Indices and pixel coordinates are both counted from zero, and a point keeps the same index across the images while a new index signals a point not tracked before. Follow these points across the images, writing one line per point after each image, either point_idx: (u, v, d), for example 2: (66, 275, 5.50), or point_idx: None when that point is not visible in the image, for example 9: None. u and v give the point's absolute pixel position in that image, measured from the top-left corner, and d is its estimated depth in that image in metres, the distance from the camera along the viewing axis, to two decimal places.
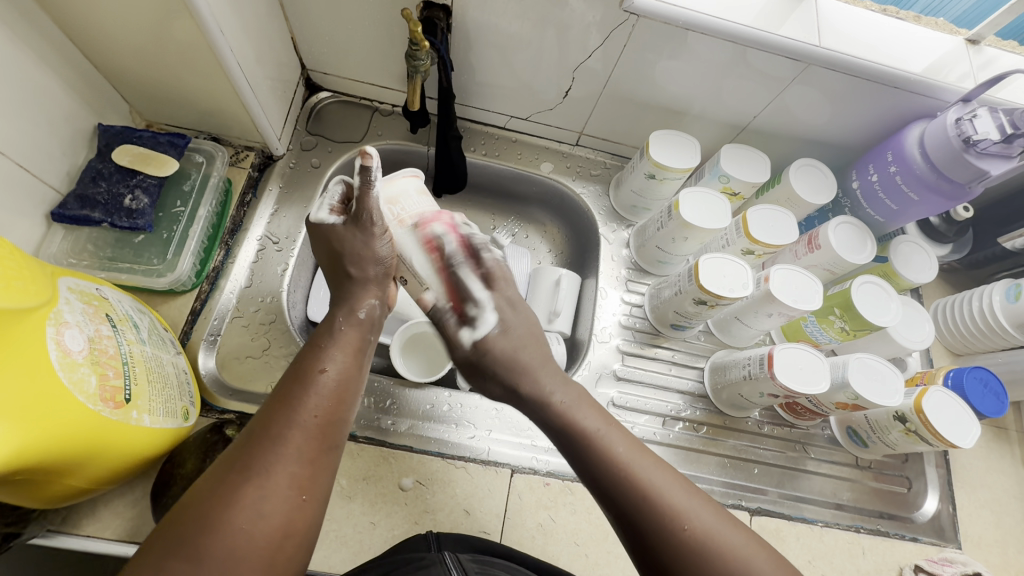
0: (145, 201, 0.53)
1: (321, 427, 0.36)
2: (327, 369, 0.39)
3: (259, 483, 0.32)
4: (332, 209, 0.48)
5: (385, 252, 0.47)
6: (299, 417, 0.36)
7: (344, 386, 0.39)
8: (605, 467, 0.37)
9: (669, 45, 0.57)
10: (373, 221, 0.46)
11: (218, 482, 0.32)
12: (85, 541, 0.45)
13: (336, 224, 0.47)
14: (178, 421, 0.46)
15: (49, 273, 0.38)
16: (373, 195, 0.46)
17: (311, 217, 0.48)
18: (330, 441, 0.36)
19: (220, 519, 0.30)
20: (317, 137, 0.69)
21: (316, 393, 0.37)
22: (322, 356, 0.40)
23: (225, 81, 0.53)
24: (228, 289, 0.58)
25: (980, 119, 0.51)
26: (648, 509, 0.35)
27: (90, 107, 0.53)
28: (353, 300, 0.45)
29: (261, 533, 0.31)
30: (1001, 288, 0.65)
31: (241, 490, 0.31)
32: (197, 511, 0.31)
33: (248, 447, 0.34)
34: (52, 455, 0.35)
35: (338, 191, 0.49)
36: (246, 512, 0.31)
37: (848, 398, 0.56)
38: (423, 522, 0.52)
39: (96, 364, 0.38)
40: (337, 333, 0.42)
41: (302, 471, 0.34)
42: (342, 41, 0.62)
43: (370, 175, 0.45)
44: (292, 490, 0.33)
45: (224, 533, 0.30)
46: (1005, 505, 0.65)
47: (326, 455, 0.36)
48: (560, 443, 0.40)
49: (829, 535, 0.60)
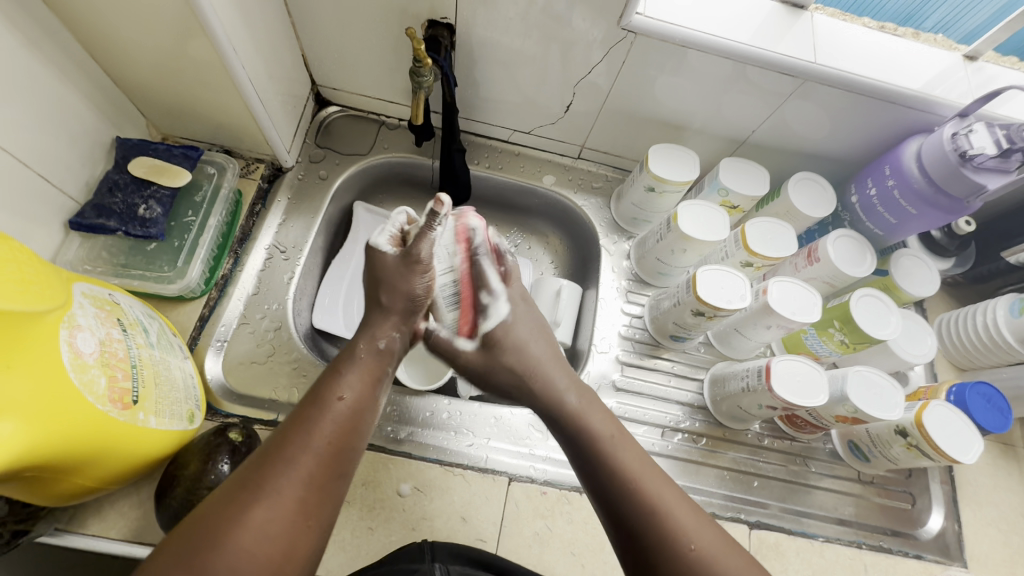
0: (158, 211, 0.54)
1: (332, 453, 0.38)
2: (344, 396, 0.41)
3: (268, 505, 0.34)
4: (390, 239, 0.50)
5: (418, 289, 0.49)
6: (310, 441, 0.38)
7: (358, 413, 0.41)
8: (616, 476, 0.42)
9: (665, 60, 0.58)
10: (419, 259, 0.48)
11: (230, 500, 0.34)
12: (90, 539, 0.46)
13: (388, 256, 0.49)
14: (184, 423, 0.47)
15: (64, 278, 0.40)
16: (429, 236, 0.48)
17: (370, 241, 0.50)
18: (339, 469, 0.38)
19: (227, 538, 0.32)
20: (325, 149, 0.71)
21: (329, 418, 0.39)
22: (340, 381, 0.42)
23: (238, 96, 0.55)
24: (235, 297, 0.60)
25: (976, 133, 0.51)
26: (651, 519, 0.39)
27: (108, 120, 0.55)
28: (374, 328, 0.47)
29: (263, 555, 0.33)
30: (1006, 303, 0.65)
31: (249, 510, 0.33)
32: (206, 526, 0.33)
33: (262, 469, 0.36)
34: (58, 454, 0.36)
35: (400, 219, 0.52)
36: (252, 532, 0.33)
37: (847, 411, 0.56)
38: (420, 528, 0.53)
39: (106, 366, 0.39)
40: (356, 358, 0.45)
41: (309, 497, 0.36)
42: (351, 57, 0.64)
43: (437, 220, 0.47)
44: (297, 515, 0.35)
45: (230, 550, 0.32)
46: (1012, 524, 0.64)
47: (334, 482, 0.38)
48: (575, 450, 0.45)
49: (830, 550, 0.59)
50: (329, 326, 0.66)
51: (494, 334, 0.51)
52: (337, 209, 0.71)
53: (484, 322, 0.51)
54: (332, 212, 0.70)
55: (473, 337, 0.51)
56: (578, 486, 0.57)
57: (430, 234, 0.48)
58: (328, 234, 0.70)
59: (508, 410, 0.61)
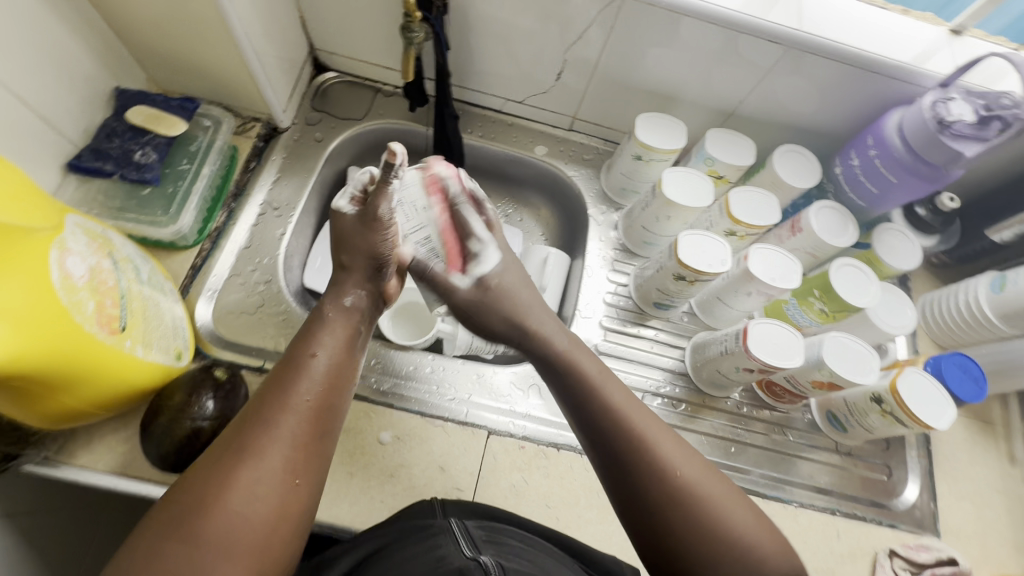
0: (154, 157, 0.56)
1: (314, 413, 0.40)
2: (318, 354, 0.43)
3: (254, 465, 0.36)
4: (352, 200, 0.48)
5: (381, 245, 0.48)
6: (291, 401, 0.39)
7: (335, 371, 0.43)
8: (609, 418, 0.43)
9: (655, 26, 0.59)
10: (378, 219, 0.47)
11: (215, 464, 0.35)
12: (77, 470, 0.48)
13: (348, 216, 0.48)
14: (171, 358, 0.49)
15: (58, 207, 0.41)
16: (390, 193, 0.45)
17: (331, 204, 0.48)
18: (322, 426, 0.40)
19: (217, 502, 0.34)
20: (321, 113, 0.72)
21: (306, 379, 0.41)
22: (313, 342, 0.44)
23: (235, 51, 0.56)
24: (227, 250, 0.61)
25: (955, 102, 0.52)
26: (642, 454, 0.41)
27: (108, 70, 0.57)
28: (340, 287, 0.48)
29: (257, 513, 0.35)
30: (987, 280, 0.66)
31: (236, 473, 0.35)
32: (195, 491, 0.34)
33: (244, 432, 0.37)
34: (45, 369, 0.37)
35: (362, 178, 0.47)
36: (242, 493, 0.35)
37: (824, 376, 0.57)
38: (400, 475, 0.54)
39: (95, 291, 0.40)
40: (326, 320, 0.46)
41: (295, 455, 0.38)
42: (347, 21, 0.66)
43: (393, 173, 0.43)
44: (285, 474, 0.37)
45: (223, 513, 0.34)
46: (988, 499, 0.65)
47: (319, 439, 0.40)
48: (563, 388, 0.46)
49: (804, 515, 0.60)
50: (319, 284, 0.68)
51: (488, 278, 0.51)
52: (331, 172, 0.73)
53: (477, 266, 0.52)
54: (326, 173, 0.71)
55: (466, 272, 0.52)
56: (555, 442, 0.58)
57: (389, 189, 0.45)
58: (321, 195, 0.71)
59: (491, 367, 0.63)
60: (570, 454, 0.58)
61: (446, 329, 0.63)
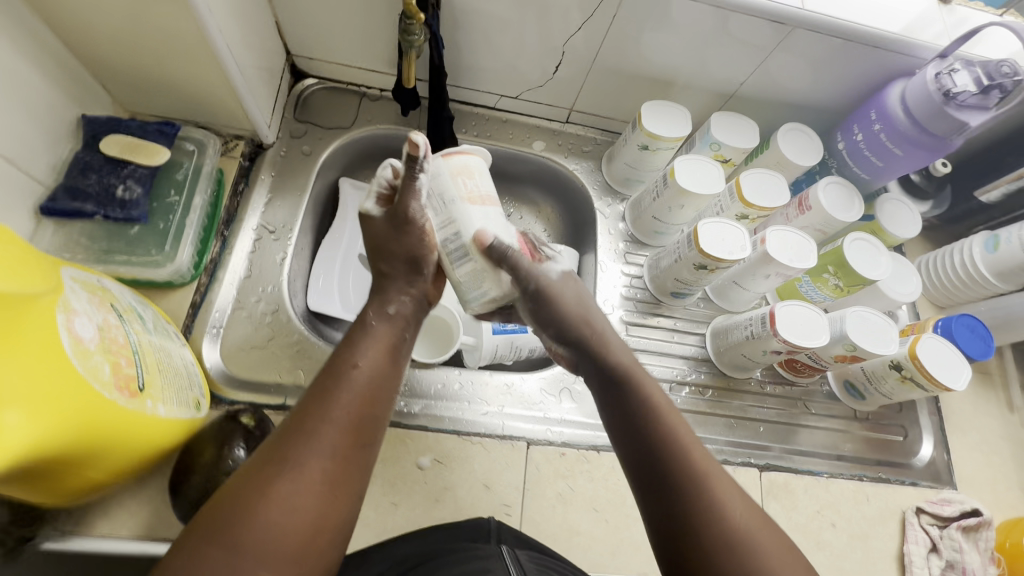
0: (138, 191, 0.51)
1: (355, 424, 0.37)
2: (360, 364, 0.39)
3: (292, 477, 0.33)
4: (379, 200, 0.48)
5: (420, 245, 0.46)
6: (331, 412, 0.36)
7: (378, 379, 0.39)
8: (666, 450, 0.38)
9: (656, 13, 0.57)
10: (410, 219, 0.45)
11: (254, 476, 0.33)
12: (100, 540, 0.44)
13: (377, 217, 0.47)
14: (192, 411, 0.45)
15: (51, 262, 0.37)
16: (419, 189, 0.44)
17: (358, 209, 0.48)
18: (364, 438, 0.37)
19: (252, 514, 0.31)
20: (306, 124, 0.68)
21: (348, 387, 0.38)
22: (356, 350, 0.40)
23: (215, 66, 0.51)
24: (227, 281, 0.57)
25: (958, 73, 0.53)
26: (700, 501, 0.36)
27: (72, 98, 0.51)
28: (384, 295, 0.45)
29: (293, 528, 0.32)
30: (980, 240, 0.69)
31: (273, 486, 0.32)
32: (231, 505, 0.32)
33: (283, 443, 0.34)
34: (68, 447, 0.34)
35: (386, 174, 0.48)
36: (278, 506, 0.32)
37: (845, 350, 0.59)
38: (445, 498, 0.52)
39: (108, 352, 0.37)
40: (369, 327, 0.42)
41: (334, 468, 0.35)
42: (328, 24, 0.61)
43: (418, 166, 0.43)
44: (323, 487, 0.34)
45: (258, 526, 0.31)
46: (994, 446, 0.69)
47: (361, 451, 0.36)
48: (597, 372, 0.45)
49: (835, 485, 0.62)
50: (326, 307, 0.64)
51: (539, 294, 0.47)
52: (323, 186, 0.68)
53: (551, 266, 0.48)
54: (318, 188, 0.67)
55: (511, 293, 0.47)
56: (595, 445, 0.58)
57: (417, 184, 0.44)
58: (316, 212, 0.67)
59: (519, 376, 0.61)
60: (610, 455, 0.57)
61: (468, 342, 0.60)
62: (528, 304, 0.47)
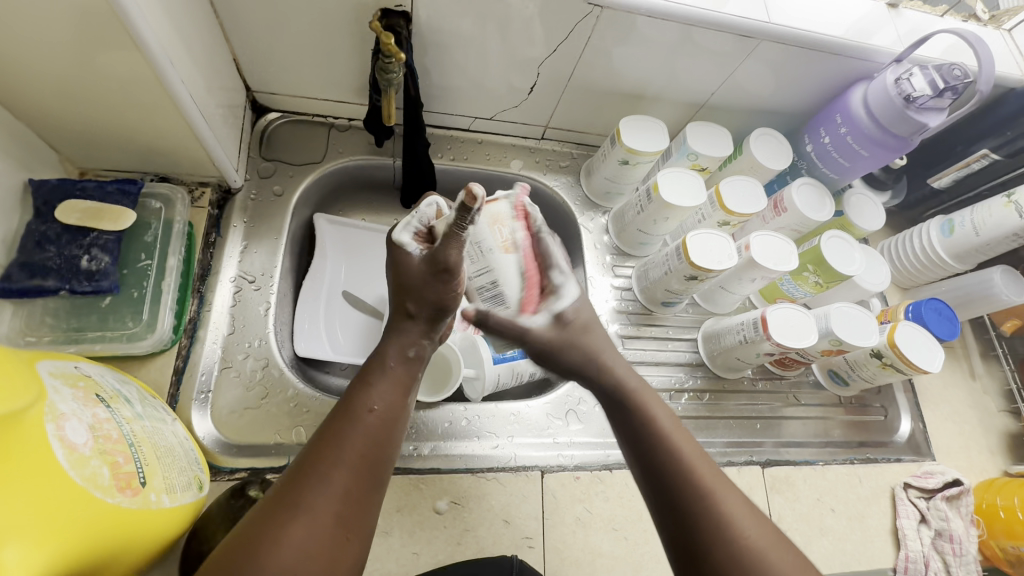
0: (106, 260, 0.48)
1: (366, 466, 0.36)
2: (376, 407, 0.39)
3: (305, 520, 0.32)
4: (416, 236, 0.47)
5: (448, 296, 0.46)
6: (346, 454, 0.35)
7: (391, 422, 0.39)
8: (674, 468, 0.38)
9: (630, 33, 0.58)
10: (447, 269, 0.44)
11: (267, 518, 0.32)
12: None
13: (413, 256, 0.46)
14: (194, 492, 0.42)
15: (26, 360, 0.33)
16: (462, 239, 0.44)
17: (393, 238, 0.47)
18: (376, 480, 0.36)
19: (264, 557, 0.30)
20: (274, 162, 0.64)
21: (363, 428, 0.37)
22: (371, 390, 0.40)
23: (179, 117, 0.48)
24: (210, 340, 0.54)
25: (916, 77, 0.56)
26: (707, 508, 0.35)
27: (15, 162, 0.46)
28: (403, 337, 0.44)
29: (304, 573, 0.31)
30: (936, 225, 0.73)
31: (286, 529, 0.31)
32: (240, 548, 0.31)
33: (297, 484, 0.33)
34: (75, 564, 0.31)
35: (427, 213, 0.48)
36: (289, 550, 0.31)
37: (831, 344, 0.61)
38: (466, 540, 0.51)
39: (104, 453, 0.34)
40: (387, 369, 0.42)
41: (346, 511, 0.34)
42: (292, 59, 0.58)
43: (468, 215, 0.42)
44: (332, 532, 0.33)
45: (269, 571, 0.30)
46: (963, 415, 0.74)
47: (372, 493, 0.36)
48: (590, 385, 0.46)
49: (831, 472, 0.65)
50: (317, 353, 0.62)
51: (568, 313, 0.47)
52: (298, 225, 0.65)
53: (556, 301, 0.47)
54: (294, 228, 0.64)
55: (540, 313, 0.47)
56: (607, 465, 0.58)
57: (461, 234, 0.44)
58: (295, 254, 0.64)
59: (523, 404, 0.61)
60: (623, 472, 0.58)
61: (470, 374, 0.60)
62: (558, 323, 0.47)
